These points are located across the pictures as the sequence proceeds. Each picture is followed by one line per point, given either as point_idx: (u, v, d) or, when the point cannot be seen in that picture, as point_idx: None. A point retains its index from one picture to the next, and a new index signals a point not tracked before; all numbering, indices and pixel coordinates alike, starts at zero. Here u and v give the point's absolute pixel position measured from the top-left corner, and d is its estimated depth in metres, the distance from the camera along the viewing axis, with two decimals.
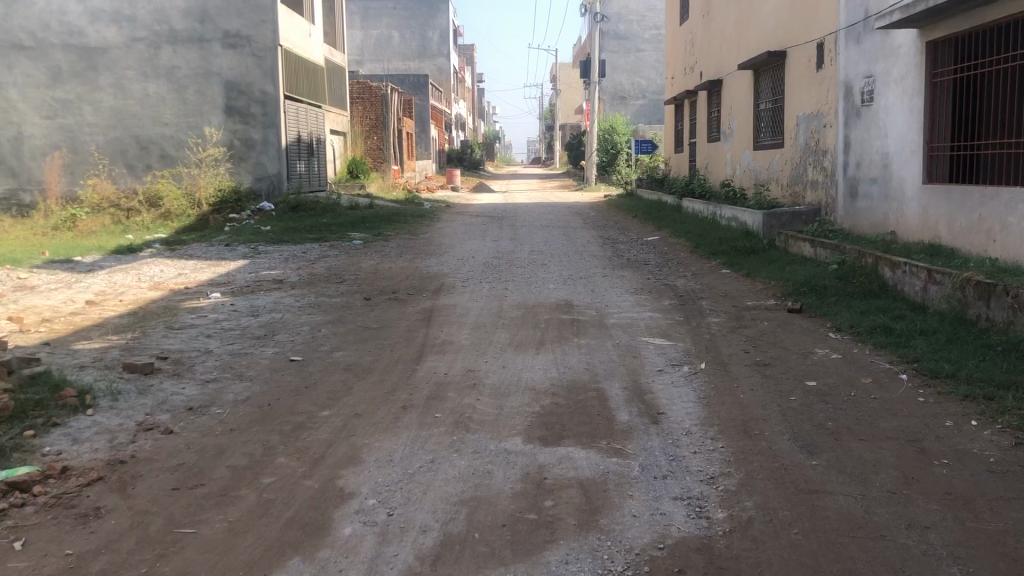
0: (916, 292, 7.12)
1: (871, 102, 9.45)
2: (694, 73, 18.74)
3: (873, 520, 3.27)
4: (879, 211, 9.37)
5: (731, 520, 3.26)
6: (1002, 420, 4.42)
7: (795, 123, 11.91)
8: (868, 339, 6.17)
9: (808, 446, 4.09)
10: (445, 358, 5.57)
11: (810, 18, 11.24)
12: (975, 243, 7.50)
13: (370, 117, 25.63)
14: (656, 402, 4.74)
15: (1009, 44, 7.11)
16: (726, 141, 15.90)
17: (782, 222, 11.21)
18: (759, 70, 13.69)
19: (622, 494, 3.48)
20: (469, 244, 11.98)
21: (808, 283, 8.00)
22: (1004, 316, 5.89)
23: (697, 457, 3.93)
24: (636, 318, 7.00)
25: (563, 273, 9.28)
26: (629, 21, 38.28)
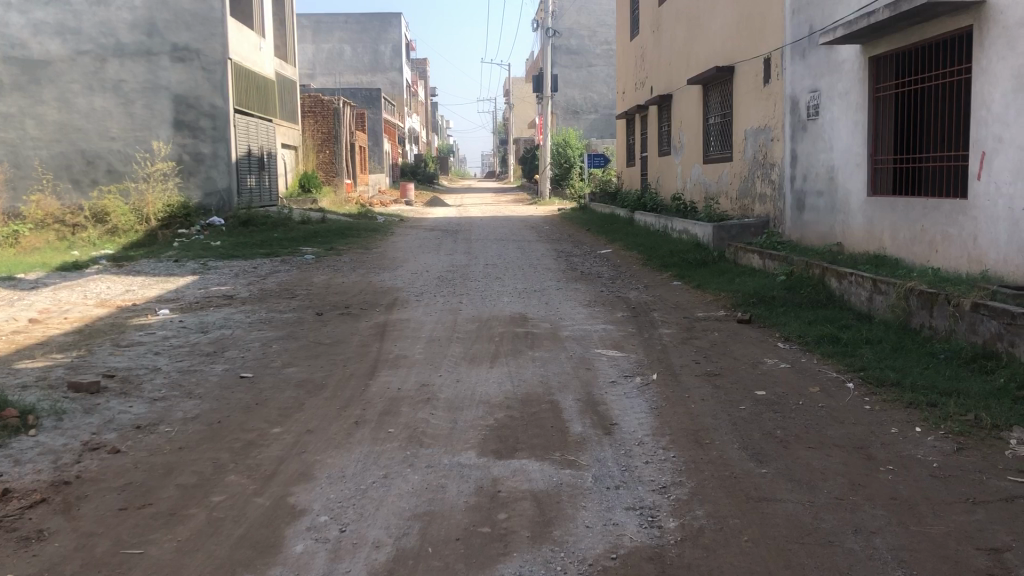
0: (862, 302, 7.27)
1: (816, 116, 9.65)
2: (644, 88, 18.97)
3: (821, 527, 3.33)
4: (825, 223, 9.55)
5: (683, 530, 3.29)
6: (944, 426, 4.53)
7: (743, 137, 12.12)
8: (816, 349, 6.29)
9: (757, 454, 4.15)
10: (397, 372, 5.55)
11: (757, 35, 11.46)
12: (918, 253, 7.69)
13: (321, 131, 25.56)
14: (609, 413, 4.77)
15: (948, 60, 7.32)
16: (676, 155, 16.10)
17: (731, 233, 11.37)
18: (707, 85, 13.90)
19: (575, 506, 3.50)
20: (423, 258, 11.97)
21: (757, 294, 8.12)
22: (945, 324, 6.04)
23: (648, 467, 3.97)
24: (589, 330, 7.04)
25: (518, 286, 9.31)
26: (581, 36, 38.62)
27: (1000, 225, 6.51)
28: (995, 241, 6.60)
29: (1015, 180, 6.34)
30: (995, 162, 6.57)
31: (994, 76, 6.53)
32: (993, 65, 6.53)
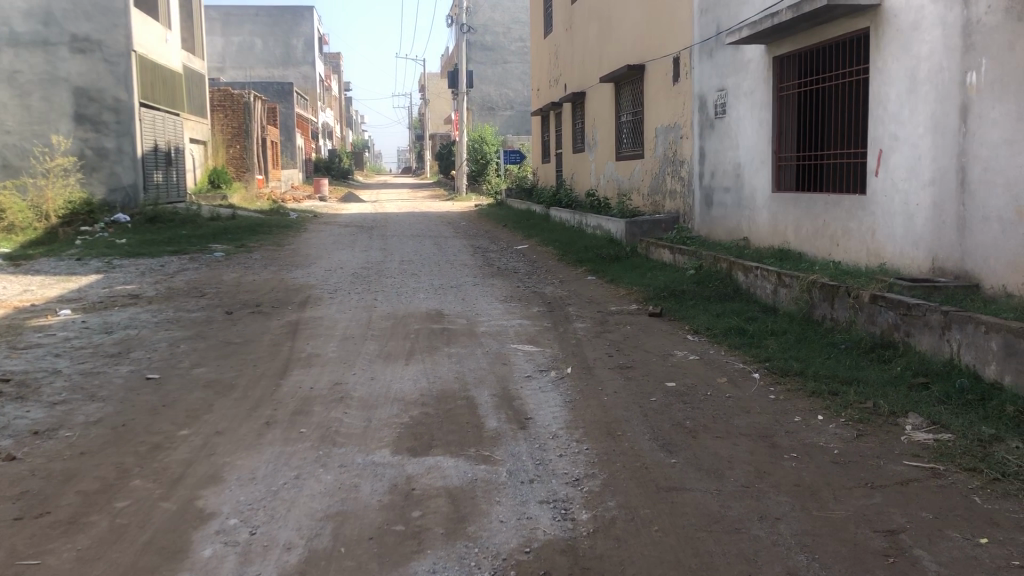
0: (767, 295, 7.48)
1: (724, 114, 9.89)
2: (558, 85, 19.12)
3: (728, 515, 3.42)
4: (732, 218, 9.80)
5: (594, 521, 3.34)
6: (844, 414, 4.71)
7: (654, 135, 12.34)
8: (724, 340, 6.45)
9: (667, 445, 4.24)
10: (310, 371, 5.48)
11: (667, 34, 11.67)
12: (820, 247, 7.95)
13: (232, 126, 24.98)
14: (524, 407, 4.81)
15: (847, 60, 7.60)
16: (590, 151, 16.27)
17: (643, 229, 11.55)
18: (620, 83, 14.09)
19: (489, 501, 3.51)
20: (337, 255, 11.82)
21: (668, 288, 8.28)
22: (846, 316, 6.26)
23: (562, 460, 4.01)
24: (505, 325, 7.07)
25: (434, 283, 9.28)
26: (496, 33, 38.62)
27: (896, 220, 6.78)
28: (892, 235, 6.87)
29: (909, 177, 6.61)
30: (891, 159, 6.84)
31: (890, 77, 6.79)
32: (889, 66, 6.80)
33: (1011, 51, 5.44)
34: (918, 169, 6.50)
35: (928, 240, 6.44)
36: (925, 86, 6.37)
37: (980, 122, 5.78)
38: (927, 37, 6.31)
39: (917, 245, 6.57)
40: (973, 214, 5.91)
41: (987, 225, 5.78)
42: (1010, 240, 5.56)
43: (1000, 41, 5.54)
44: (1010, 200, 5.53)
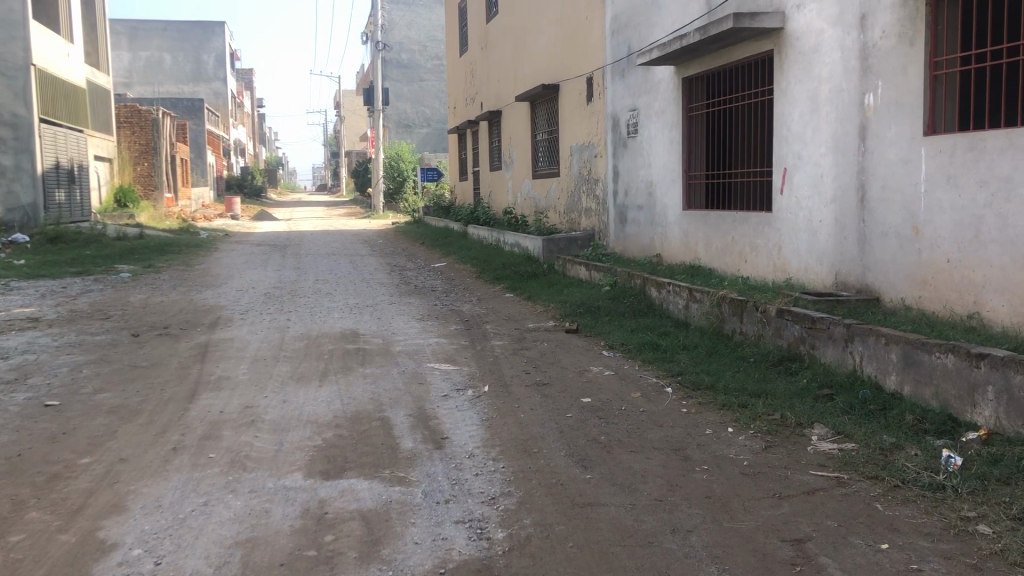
0: (679, 310, 7.63)
1: (636, 134, 10.08)
2: (474, 103, 19.21)
3: (641, 528, 3.46)
4: (645, 235, 9.97)
5: (510, 540, 3.34)
6: (753, 425, 4.83)
7: (569, 154, 12.49)
8: (637, 356, 6.55)
9: (583, 460, 4.27)
10: (220, 395, 5.34)
11: (581, 54, 11.83)
12: (729, 263, 8.16)
13: (139, 142, 24.27)
14: (440, 427, 4.78)
15: (753, 81, 7.84)
16: (507, 169, 16.36)
17: (560, 246, 11.66)
18: (535, 102, 14.23)
19: (404, 523, 3.48)
20: (249, 274, 11.59)
21: (583, 305, 8.37)
22: (754, 329, 6.43)
23: (478, 479, 4.00)
24: (422, 344, 7.03)
25: (349, 302, 9.18)
26: (411, 51, 38.52)
27: (801, 237, 7.01)
28: (797, 251, 7.10)
29: (812, 195, 6.85)
30: (795, 177, 7.07)
31: (793, 98, 7.04)
32: (792, 87, 7.05)
33: (905, 74, 5.69)
34: (820, 187, 6.73)
35: (831, 255, 6.66)
36: (826, 107, 6.61)
37: (878, 142, 6.02)
38: (827, 60, 6.55)
39: (820, 261, 6.79)
40: (873, 229, 6.15)
41: (886, 240, 6.02)
42: (908, 255, 5.79)
43: (895, 65, 5.79)
44: (906, 216, 5.77)
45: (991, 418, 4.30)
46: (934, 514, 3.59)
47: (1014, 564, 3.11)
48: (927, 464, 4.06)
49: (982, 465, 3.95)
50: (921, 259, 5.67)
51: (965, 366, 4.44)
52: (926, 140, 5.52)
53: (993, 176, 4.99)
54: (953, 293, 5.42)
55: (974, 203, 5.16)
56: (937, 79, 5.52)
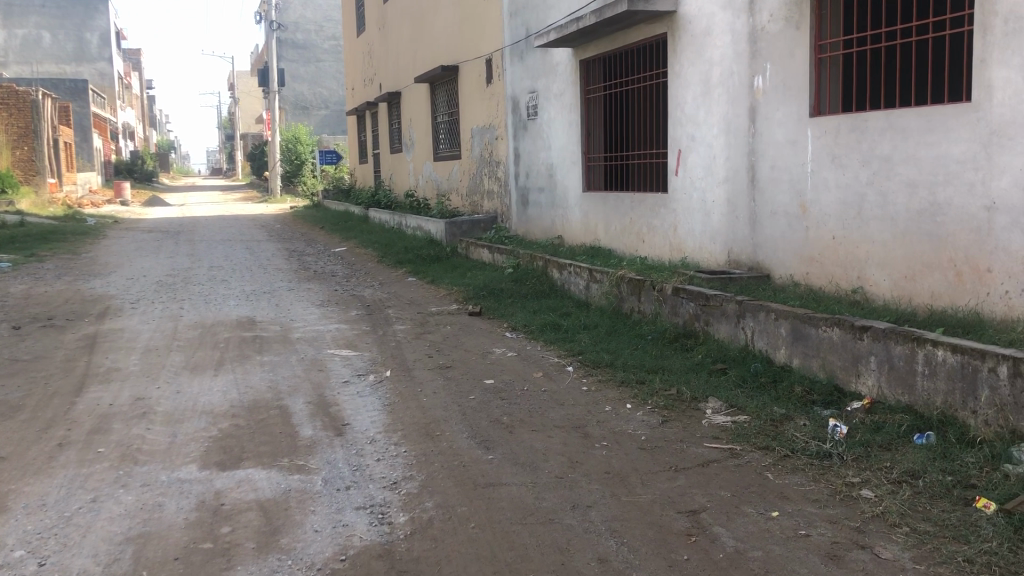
0: (581, 291, 7.72)
1: (535, 116, 10.13)
2: (372, 84, 18.97)
3: (542, 506, 3.50)
4: (547, 217, 10.05)
5: (412, 523, 3.33)
6: (651, 401, 4.94)
7: (470, 136, 12.47)
8: (540, 337, 6.60)
9: (484, 441, 4.29)
10: (109, 387, 5.15)
11: (479, 36, 11.81)
12: (628, 243, 8.30)
13: (19, 125, 23.10)
14: (341, 414, 4.72)
15: (649, 64, 7.96)
16: (407, 152, 16.23)
17: (462, 229, 11.62)
18: (434, 83, 14.14)
19: (303, 511, 3.43)
20: (140, 262, 11.18)
21: (486, 287, 8.38)
22: (652, 308, 6.57)
23: (379, 464, 3.97)
24: (322, 330, 6.93)
25: (246, 289, 8.96)
26: (308, 31, 37.55)
27: (695, 217, 7.18)
28: (691, 231, 7.27)
29: (706, 176, 7.01)
30: (689, 159, 7.23)
31: (686, 81, 7.18)
32: (685, 70, 7.18)
33: (792, 57, 5.87)
34: (712, 168, 6.90)
35: (724, 234, 6.84)
36: (718, 89, 6.77)
37: (767, 123, 6.21)
38: (718, 43, 6.71)
39: (714, 240, 6.97)
40: (762, 208, 6.34)
41: (775, 219, 6.22)
42: (796, 233, 6.00)
43: (782, 48, 5.96)
44: (794, 196, 5.97)
45: (874, 387, 4.51)
46: (822, 481, 3.74)
47: (893, 526, 3.28)
48: (815, 433, 4.23)
49: (865, 433, 4.14)
50: (808, 236, 5.89)
51: (851, 339, 4.64)
52: (812, 121, 5.71)
53: (875, 155, 5.20)
54: (839, 269, 5.65)
55: (857, 181, 5.37)
56: (822, 62, 5.71)
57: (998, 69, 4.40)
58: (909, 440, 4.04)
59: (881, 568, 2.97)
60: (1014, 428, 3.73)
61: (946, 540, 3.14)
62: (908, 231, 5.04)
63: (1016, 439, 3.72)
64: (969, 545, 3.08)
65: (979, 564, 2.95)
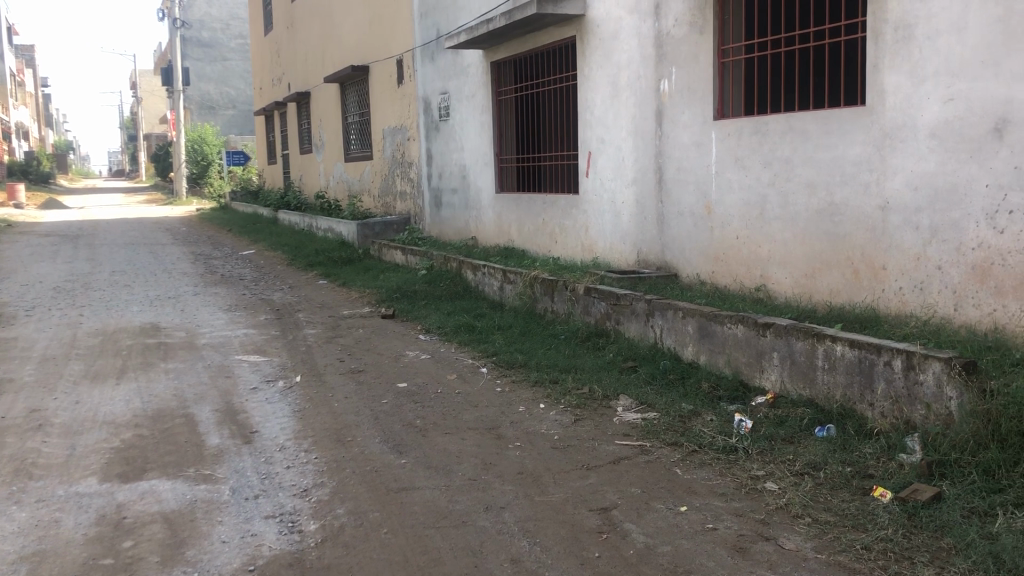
0: (495, 292, 7.74)
1: (447, 117, 10.11)
2: (280, 84, 18.61)
3: (455, 509, 3.49)
4: (460, 218, 10.04)
5: (323, 531, 3.28)
6: (564, 400, 4.98)
7: (381, 136, 12.36)
8: (454, 338, 6.59)
9: (397, 445, 4.26)
10: (2, 399, 4.92)
11: (389, 37, 11.74)
12: (541, 244, 8.36)
13: None
14: (249, 421, 4.62)
15: (559, 66, 8.03)
16: (318, 153, 15.99)
17: (374, 231, 11.51)
18: (344, 83, 13.97)
19: (210, 522, 3.35)
20: (35, 267, 10.72)
21: (400, 289, 8.32)
22: (564, 308, 6.62)
23: (289, 472, 3.90)
24: (229, 336, 6.77)
25: (150, 294, 8.69)
26: (213, 29, 36.62)
27: (606, 217, 7.28)
28: (602, 231, 7.37)
29: (615, 177, 7.11)
30: (599, 161, 7.32)
31: (595, 84, 7.27)
32: (594, 73, 7.27)
33: (696, 61, 6.01)
34: (621, 170, 7.01)
35: (633, 235, 6.95)
36: (625, 92, 6.87)
37: (673, 126, 6.33)
38: (626, 47, 6.81)
39: (623, 240, 7.09)
40: (670, 210, 6.47)
41: (682, 220, 6.35)
42: (702, 233, 6.14)
43: (686, 52, 6.09)
44: (699, 196, 6.11)
45: (777, 382, 4.65)
46: (728, 475, 3.84)
47: (796, 517, 3.38)
48: (721, 428, 4.34)
49: (769, 427, 4.26)
50: (713, 236, 6.03)
51: (753, 336, 4.77)
52: (716, 124, 5.85)
53: (775, 158, 5.36)
54: (742, 268, 5.80)
55: (759, 183, 5.53)
56: (725, 66, 5.86)
57: (889, 75, 4.59)
58: (811, 433, 4.17)
59: (784, 558, 3.06)
60: (908, 419, 3.90)
61: (846, 529, 3.25)
62: (808, 231, 5.21)
63: (910, 429, 3.88)
64: (867, 533, 3.20)
65: (877, 551, 3.07)
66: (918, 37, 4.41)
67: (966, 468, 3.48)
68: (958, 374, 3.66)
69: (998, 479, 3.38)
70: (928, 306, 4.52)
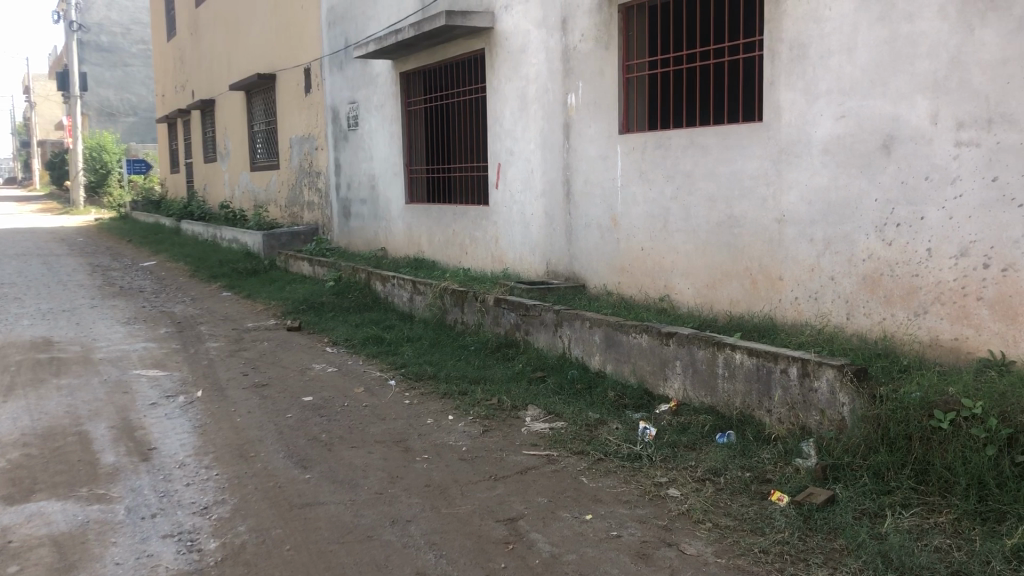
0: (404, 303, 7.69)
1: (356, 127, 10.03)
2: (184, 91, 18.13)
3: (360, 524, 3.45)
4: (369, 229, 9.96)
5: (223, 549, 3.20)
6: (472, 412, 4.98)
7: (288, 145, 12.17)
8: (362, 350, 6.53)
9: (302, 460, 4.19)
10: None
11: (297, 45, 11.58)
12: (451, 255, 8.35)
13: None
14: (147, 438, 4.47)
15: (469, 78, 8.06)
16: (223, 161, 15.64)
17: (281, 241, 11.31)
18: (251, 91, 13.71)
19: (103, 543, 3.23)
20: None
21: (306, 301, 8.19)
22: (474, 319, 6.63)
23: (189, 489, 3.80)
24: (127, 350, 6.54)
25: (43, 307, 8.33)
26: (112, 33, 35.34)
27: (515, 228, 7.32)
28: (512, 243, 7.41)
29: (525, 188, 7.16)
30: (508, 173, 7.37)
31: (504, 96, 7.32)
32: (503, 85, 7.33)
33: (602, 76, 6.12)
34: (531, 181, 7.07)
35: (542, 246, 7.01)
36: (534, 105, 6.95)
37: (580, 139, 6.43)
38: (534, 60, 6.88)
39: (533, 252, 7.14)
40: (577, 221, 6.56)
41: (589, 231, 6.44)
42: (609, 244, 6.24)
43: (593, 67, 6.20)
44: (606, 208, 6.21)
45: (679, 390, 4.75)
46: (632, 482, 3.90)
47: (697, 522, 3.46)
48: (626, 436, 4.40)
49: (672, 434, 4.35)
50: (620, 247, 6.13)
51: (657, 345, 4.87)
52: (621, 138, 5.97)
53: (678, 171, 5.50)
54: (647, 279, 5.91)
55: (663, 196, 5.65)
56: (629, 82, 5.99)
57: (784, 92, 4.76)
58: (712, 439, 4.27)
59: (685, 563, 3.12)
60: (804, 424, 4.03)
61: (745, 534, 3.33)
62: (709, 242, 5.35)
63: (806, 434, 4.02)
64: (764, 536, 3.29)
65: (773, 554, 3.16)
66: (811, 57, 4.59)
67: (857, 471, 3.62)
68: (850, 380, 3.81)
69: (887, 481, 3.52)
70: (823, 315, 4.68)
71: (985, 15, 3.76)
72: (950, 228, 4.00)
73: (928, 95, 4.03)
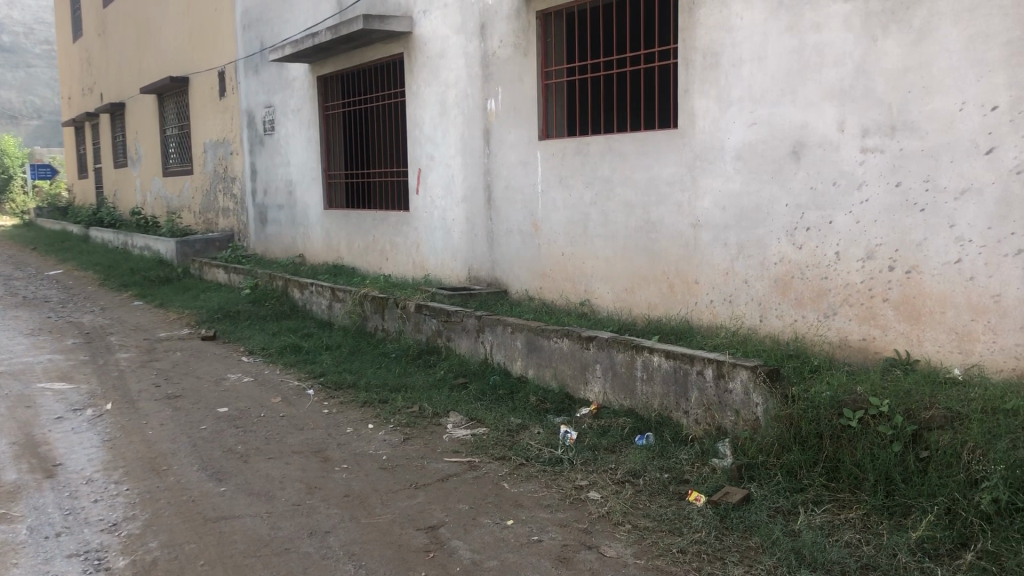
0: (323, 310, 7.58)
1: (272, 131, 9.85)
2: (91, 94, 17.58)
3: (276, 536, 3.38)
4: (287, 235, 9.79)
5: (133, 566, 3.10)
6: (393, 420, 4.94)
7: (202, 150, 11.89)
8: (279, 359, 6.41)
9: (217, 473, 4.08)
10: None
11: (210, 48, 11.33)
12: (371, 261, 8.27)
13: None
14: (51, 454, 4.30)
15: (388, 83, 8.00)
16: (133, 167, 15.20)
17: (195, 248, 11.02)
18: (162, 95, 13.36)
19: (4, 566, 3.09)
20: None
21: (221, 310, 8.00)
22: (394, 326, 6.58)
23: (97, 506, 3.66)
24: (31, 362, 6.29)
25: None
26: (14, 33, 34.43)
27: (436, 234, 7.30)
28: (432, 248, 7.38)
29: (445, 194, 7.14)
30: (429, 178, 7.34)
31: (423, 101, 7.30)
32: (422, 90, 7.30)
33: (520, 82, 6.15)
34: (451, 187, 7.05)
35: (463, 251, 7.00)
36: (453, 110, 6.94)
37: (499, 144, 6.44)
38: (453, 66, 6.88)
39: (454, 257, 7.12)
40: (498, 227, 6.57)
41: (510, 237, 6.45)
42: (529, 249, 6.26)
43: (511, 72, 6.22)
44: (527, 214, 6.24)
45: (600, 393, 4.79)
46: (553, 486, 3.91)
47: (617, 524, 3.49)
48: (547, 440, 4.42)
49: (593, 437, 4.39)
50: (540, 252, 6.15)
51: (578, 349, 4.90)
52: (540, 144, 6.00)
53: (596, 177, 5.55)
54: (567, 283, 5.95)
55: (582, 201, 5.70)
56: (547, 88, 6.02)
57: (698, 100, 4.86)
58: (631, 442, 4.32)
59: (606, 566, 3.14)
60: (720, 425, 4.11)
61: (664, 535, 3.37)
62: (627, 247, 5.42)
63: (722, 435, 4.09)
64: (682, 536, 3.34)
65: (691, 553, 3.21)
66: (723, 65, 4.69)
67: (771, 470, 3.71)
68: (764, 381, 3.89)
69: (800, 479, 3.61)
70: (737, 317, 4.79)
71: (887, 26, 3.89)
72: (857, 232, 4.13)
73: (834, 103, 4.15)
